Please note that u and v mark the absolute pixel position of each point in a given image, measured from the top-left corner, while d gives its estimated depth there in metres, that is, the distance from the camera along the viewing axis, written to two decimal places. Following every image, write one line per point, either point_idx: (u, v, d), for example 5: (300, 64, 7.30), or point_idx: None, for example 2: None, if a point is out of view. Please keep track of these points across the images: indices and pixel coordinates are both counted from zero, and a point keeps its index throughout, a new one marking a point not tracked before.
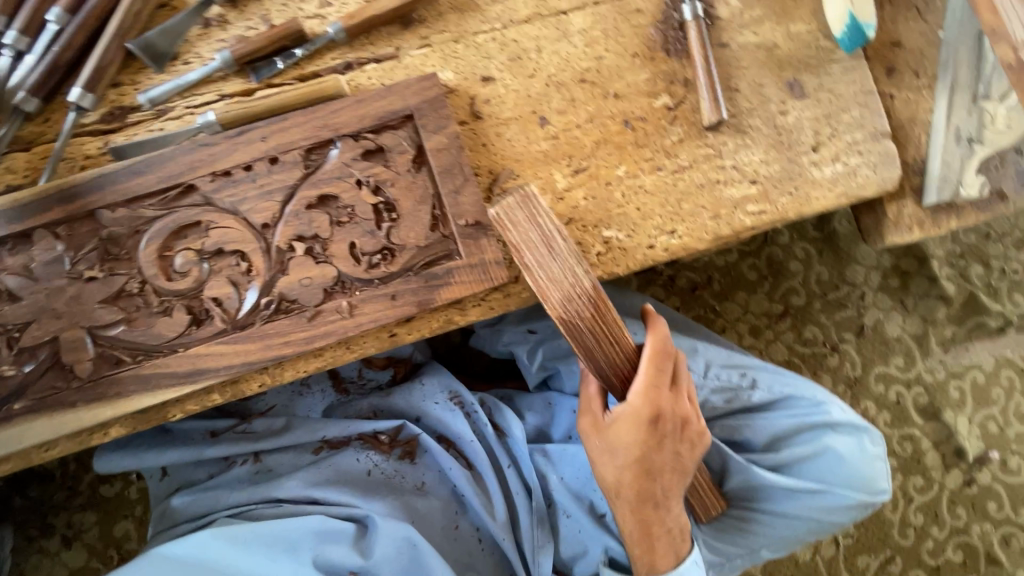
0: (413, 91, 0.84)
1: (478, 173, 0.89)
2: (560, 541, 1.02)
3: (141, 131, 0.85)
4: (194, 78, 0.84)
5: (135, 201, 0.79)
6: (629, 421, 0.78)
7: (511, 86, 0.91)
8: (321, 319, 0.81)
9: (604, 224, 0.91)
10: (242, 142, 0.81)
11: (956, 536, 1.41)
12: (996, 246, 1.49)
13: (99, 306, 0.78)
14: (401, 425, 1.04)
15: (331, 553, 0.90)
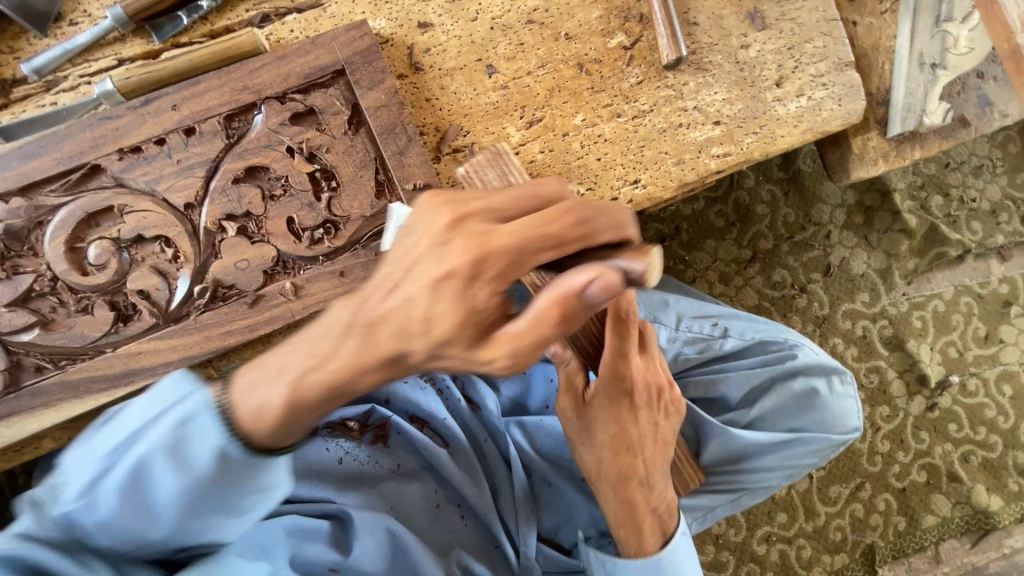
0: (341, 43, 0.75)
1: (424, 131, 0.82)
2: (542, 510, 1.02)
3: (31, 108, 0.74)
4: (85, 41, 0.73)
5: (33, 189, 0.70)
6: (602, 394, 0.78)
7: (452, 32, 0.83)
8: (264, 304, 0.74)
9: (564, 178, 0.85)
10: (150, 113, 0.71)
11: (920, 459, 1.48)
12: (954, 175, 1.49)
13: (7, 311, 0.69)
14: (369, 409, 1.01)
15: (308, 550, 0.89)
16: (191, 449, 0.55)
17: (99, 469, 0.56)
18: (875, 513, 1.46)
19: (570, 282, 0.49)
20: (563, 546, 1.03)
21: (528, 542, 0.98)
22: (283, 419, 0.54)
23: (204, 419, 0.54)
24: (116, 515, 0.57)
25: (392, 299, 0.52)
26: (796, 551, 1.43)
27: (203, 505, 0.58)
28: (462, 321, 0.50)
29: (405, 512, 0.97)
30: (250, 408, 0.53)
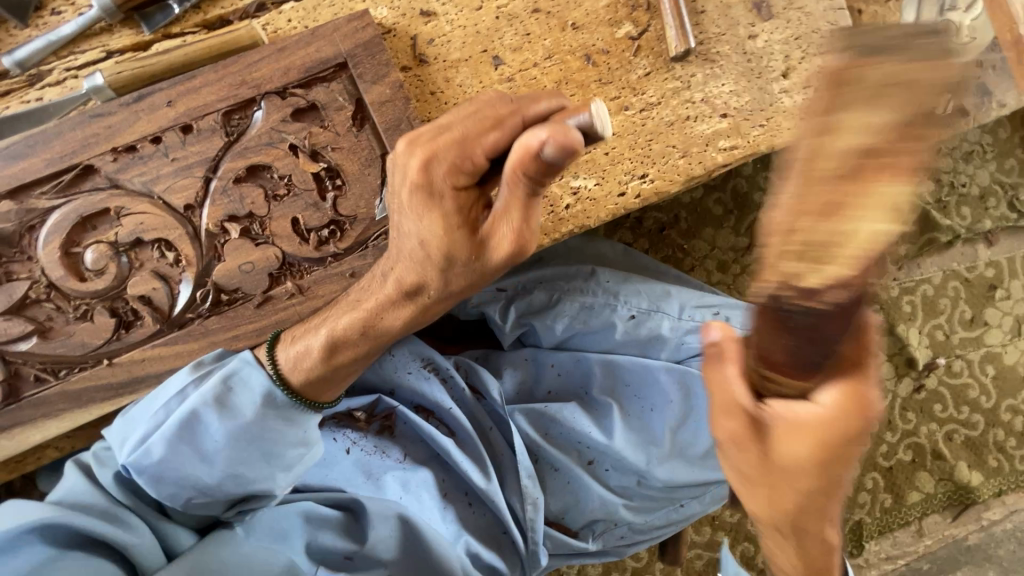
0: (343, 34, 0.73)
1: (430, 126, 0.80)
2: (550, 496, 1.02)
3: (14, 103, 0.70)
4: (70, 32, 0.69)
5: (24, 190, 0.67)
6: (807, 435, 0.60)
7: (457, 22, 0.80)
8: (271, 306, 0.72)
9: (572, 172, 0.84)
10: (145, 110, 0.68)
11: (907, 438, 1.48)
12: (946, 161, 1.51)
13: (3, 319, 0.67)
14: (375, 399, 1.01)
15: (322, 538, 0.91)
16: (238, 398, 0.69)
17: (158, 421, 0.68)
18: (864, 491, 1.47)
19: (524, 142, 0.51)
20: (571, 529, 1.04)
21: (537, 529, 0.99)
22: (322, 359, 0.70)
23: (249, 373, 0.70)
24: (171, 461, 0.69)
25: (405, 236, 0.63)
26: None
27: (249, 449, 0.70)
28: (453, 228, 0.59)
29: (415, 501, 0.97)
30: (296, 352, 0.70)
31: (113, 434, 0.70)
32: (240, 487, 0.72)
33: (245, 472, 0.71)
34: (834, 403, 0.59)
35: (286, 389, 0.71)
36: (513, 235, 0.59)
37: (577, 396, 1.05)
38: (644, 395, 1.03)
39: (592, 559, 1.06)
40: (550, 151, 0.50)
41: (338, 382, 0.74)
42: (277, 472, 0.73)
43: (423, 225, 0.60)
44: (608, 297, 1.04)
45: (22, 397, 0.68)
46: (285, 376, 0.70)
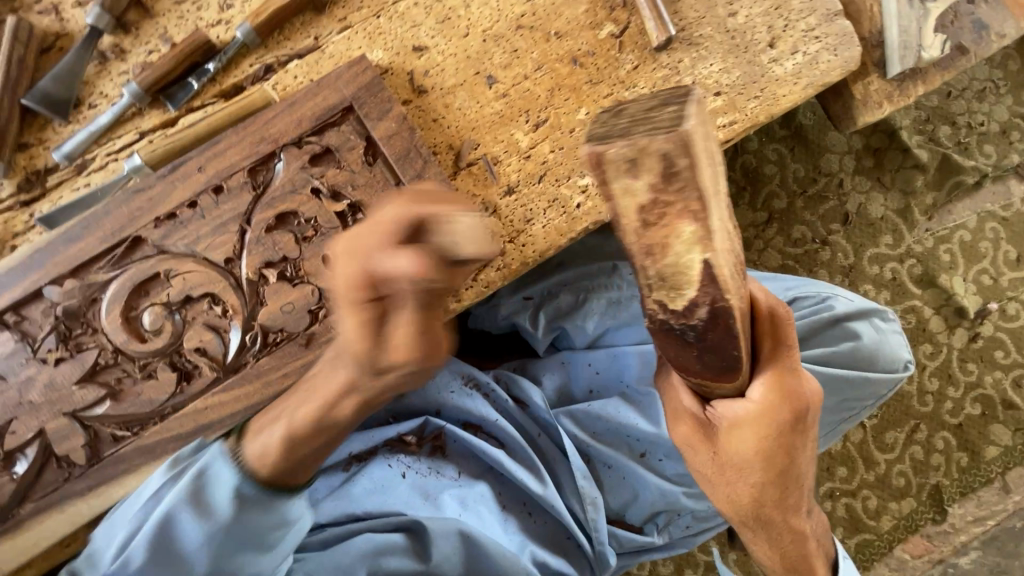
0: (346, 80, 0.79)
1: (438, 151, 0.84)
2: (607, 493, 1.03)
3: (66, 192, 0.77)
4: (106, 120, 0.77)
5: (84, 269, 0.73)
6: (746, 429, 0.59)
7: (447, 51, 0.85)
8: (316, 342, 0.76)
9: (579, 172, 0.86)
10: (180, 179, 0.75)
11: (972, 392, 1.46)
12: (958, 103, 1.48)
13: (77, 388, 0.73)
14: (423, 422, 1.04)
15: (389, 563, 0.94)
16: (208, 495, 0.71)
17: (139, 524, 0.72)
18: (935, 453, 1.45)
19: (382, 246, 0.44)
20: (634, 525, 1.03)
21: (600, 530, 0.99)
22: (285, 450, 0.69)
23: (215, 469, 0.71)
24: (150, 565, 0.71)
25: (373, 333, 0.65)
26: (862, 503, 1.43)
27: (226, 543, 0.72)
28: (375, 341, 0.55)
29: (476, 517, 0.97)
30: (260, 447, 0.70)
31: (102, 539, 0.74)
32: None
33: (229, 564, 0.73)
34: (767, 401, 0.58)
35: (253, 481, 0.71)
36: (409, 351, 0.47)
37: (618, 390, 1.06)
38: None
39: (661, 554, 1.04)
40: (416, 271, 0.43)
41: (309, 467, 0.73)
42: (258, 559, 0.75)
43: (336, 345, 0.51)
44: (634, 290, 1.07)
45: (103, 457, 0.73)
46: (253, 469, 0.71)
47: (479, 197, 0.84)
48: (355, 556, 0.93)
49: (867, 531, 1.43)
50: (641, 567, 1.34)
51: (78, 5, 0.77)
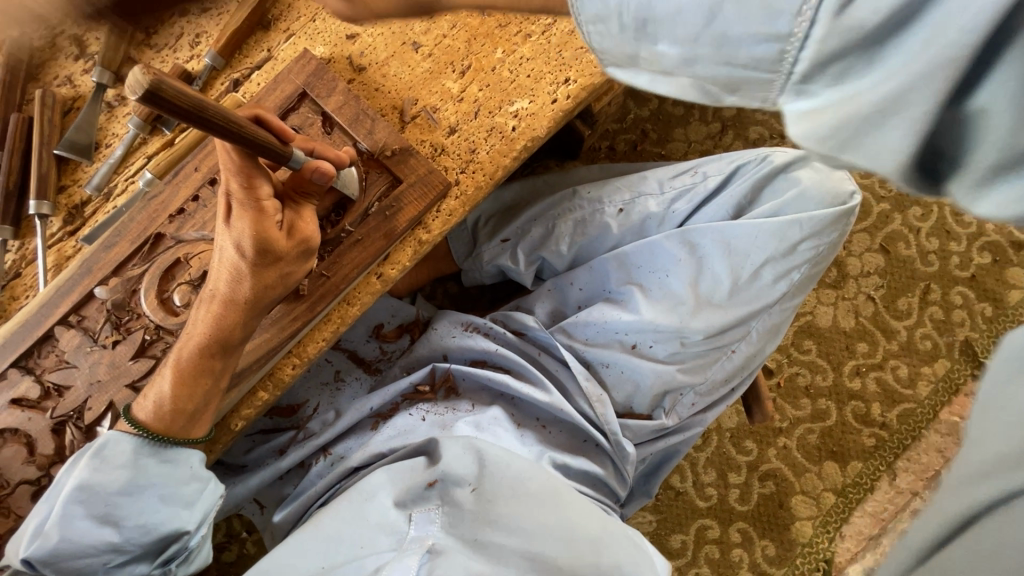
0: (296, 73, 0.95)
1: (385, 113, 0.99)
2: (611, 390, 1.09)
3: (100, 216, 0.95)
4: (120, 152, 0.95)
5: (122, 267, 0.90)
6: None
7: (375, 32, 1.00)
8: (312, 286, 0.89)
9: (507, 100, 0.99)
10: (182, 180, 0.91)
11: (976, 242, 1.46)
12: None
13: (133, 362, 0.88)
14: (432, 369, 1.14)
15: (409, 482, 0.98)
16: (115, 463, 0.80)
17: (56, 500, 0.79)
18: (956, 309, 1.44)
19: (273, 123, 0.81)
20: (644, 414, 1.10)
21: (611, 422, 1.06)
22: (174, 392, 0.81)
23: (119, 440, 0.81)
24: (71, 535, 0.78)
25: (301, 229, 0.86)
26: (892, 373, 1.42)
27: (145, 498, 0.82)
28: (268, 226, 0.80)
29: (493, 436, 1.05)
30: (151, 402, 0.83)
31: (25, 523, 0.81)
32: (150, 535, 0.83)
33: (147, 521, 0.83)
34: None
35: (151, 435, 0.82)
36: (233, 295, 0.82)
37: (602, 297, 1.13)
38: (655, 266, 1.08)
39: (677, 436, 1.11)
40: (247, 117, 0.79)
41: (206, 415, 0.85)
42: (181, 510, 0.85)
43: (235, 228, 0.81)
44: (594, 205, 1.15)
45: None
46: (150, 425, 0.82)
47: (428, 141, 0.98)
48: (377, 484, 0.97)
49: (906, 401, 1.41)
50: (684, 479, 1.38)
51: (86, 73, 0.98)
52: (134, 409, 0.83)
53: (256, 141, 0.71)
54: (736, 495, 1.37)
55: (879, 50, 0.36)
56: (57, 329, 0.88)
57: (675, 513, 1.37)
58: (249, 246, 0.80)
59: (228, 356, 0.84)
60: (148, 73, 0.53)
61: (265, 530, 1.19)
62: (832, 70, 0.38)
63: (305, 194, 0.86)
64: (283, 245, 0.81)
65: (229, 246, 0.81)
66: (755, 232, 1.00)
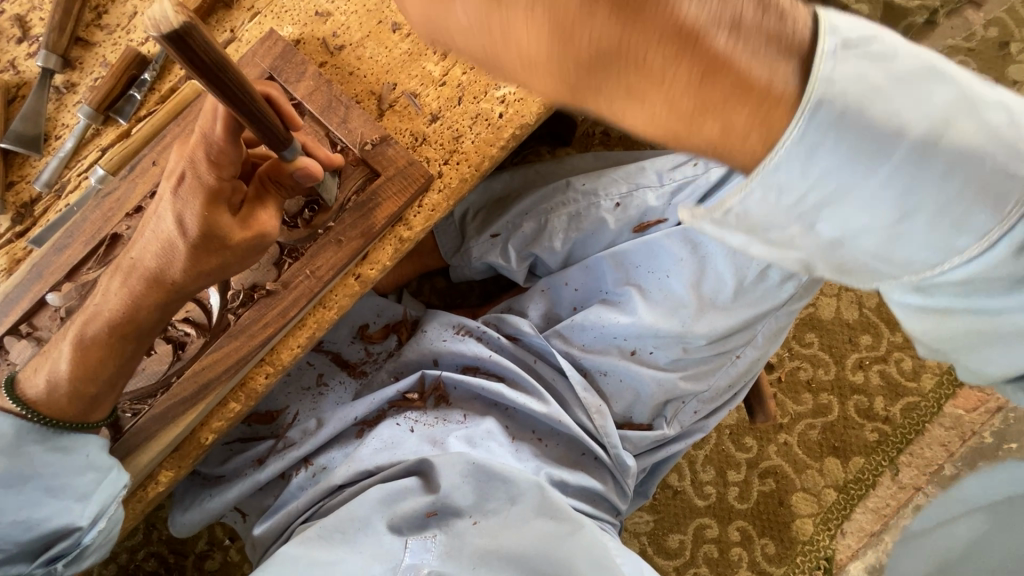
0: (262, 55, 0.87)
1: (361, 99, 0.91)
2: (610, 400, 1.04)
3: (52, 215, 0.87)
4: (71, 144, 0.87)
5: (75, 271, 0.82)
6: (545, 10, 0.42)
7: (348, 9, 0.92)
8: (285, 287, 0.83)
9: (494, 84, 0.91)
10: (140, 175, 0.84)
11: None
12: None
13: None
14: (421, 377, 1.08)
15: (402, 506, 0.94)
16: None
17: None
18: None
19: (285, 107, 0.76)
20: (644, 424, 1.05)
21: (610, 434, 1.02)
22: (67, 371, 0.75)
23: None
24: None
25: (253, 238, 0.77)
26: (896, 366, 1.38)
27: (29, 486, 0.74)
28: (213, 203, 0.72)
29: (487, 451, 1.00)
30: (43, 381, 0.76)
31: None
32: (29, 531, 0.74)
33: (28, 516, 0.74)
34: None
35: (40, 418, 0.76)
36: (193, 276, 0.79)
37: (599, 298, 1.07)
38: (655, 266, 1.02)
39: (678, 445, 1.06)
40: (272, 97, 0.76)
41: (106, 398, 0.78)
42: (70, 502, 0.76)
43: (182, 206, 0.72)
44: (590, 197, 1.08)
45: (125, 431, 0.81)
46: (40, 408, 0.76)
47: (408, 130, 0.90)
48: (368, 507, 0.92)
49: (910, 394, 1.37)
50: (682, 477, 1.34)
51: (30, 57, 0.89)
52: (19, 384, 0.77)
53: (265, 123, 0.64)
54: (735, 493, 1.34)
55: (1022, 283, 0.45)
56: (7, 339, 0.81)
57: (672, 512, 1.33)
58: (191, 224, 0.72)
59: (136, 337, 0.76)
60: (181, 14, 0.47)
61: (245, 540, 1.14)
62: (970, 289, 0.46)
63: (279, 184, 0.76)
64: (233, 234, 0.73)
65: (171, 220, 0.73)
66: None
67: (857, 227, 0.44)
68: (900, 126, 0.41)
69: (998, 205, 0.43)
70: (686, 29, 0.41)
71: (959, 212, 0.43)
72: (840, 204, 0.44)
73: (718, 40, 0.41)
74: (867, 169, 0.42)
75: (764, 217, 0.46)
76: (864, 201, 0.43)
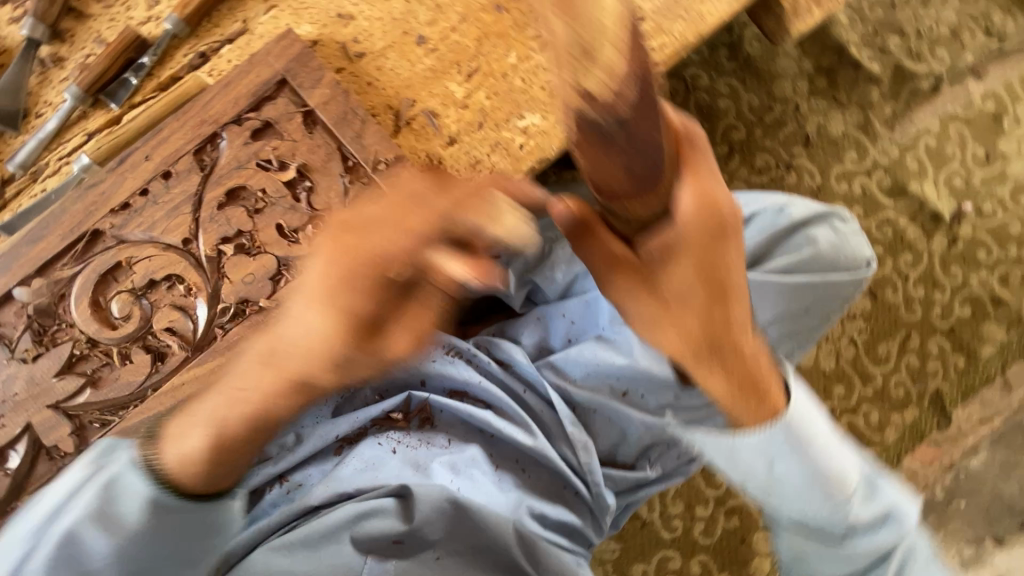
0: (276, 55, 0.81)
1: (377, 113, 0.87)
2: (597, 438, 1.04)
3: (25, 200, 0.80)
4: (53, 126, 0.80)
5: (47, 266, 0.76)
6: (686, 250, 0.62)
7: (373, 15, 0.87)
8: (278, 304, 0.78)
9: (516, 114, 0.88)
10: (129, 169, 0.77)
11: (959, 293, 1.47)
12: (904, 12, 1.49)
13: (57, 380, 0.75)
14: (407, 397, 1.06)
15: (373, 526, 0.93)
16: None
17: None
18: (931, 359, 1.45)
19: (440, 272, 0.62)
20: (627, 463, 1.05)
21: (594, 472, 1.01)
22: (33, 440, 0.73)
23: None
24: None
25: (297, 326, 0.65)
26: (864, 418, 1.43)
27: None
28: (344, 335, 0.64)
29: (469, 480, 0.99)
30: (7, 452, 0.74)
31: None
32: None
33: None
34: (685, 209, 0.59)
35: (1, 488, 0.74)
36: (413, 336, 0.65)
37: (594, 335, 1.06)
38: None
39: (659, 486, 1.07)
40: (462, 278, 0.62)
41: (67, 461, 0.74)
42: None
43: (312, 320, 0.64)
44: None
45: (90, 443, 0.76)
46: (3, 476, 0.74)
47: (423, 151, 0.87)
48: (337, 522, 0.92)
49: (874, 446, 1.42)
50: (651, 510, 1.36)
51: (12, 22, 0.81)
52: None
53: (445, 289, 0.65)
54: (700, 528, 1.36)
55: (860, 543, 0.79)
56: None
57: (638, 543, 1.35)
58: (316, 340, 0.64)
59: (194, 440, 0.68)
60: None
61: None
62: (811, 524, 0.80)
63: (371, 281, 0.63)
64: (340, 330, 0.63)
65: (305, 330, 0.64)
66: (762, 290, 0.90)
67: (755, 469, 0.78)
68: (794, 425, 0.75)
69: (837, 493, 0.77)
70: (719, 296, 0.66)
71: (815, 483, 0.77)
72: (749, 454, 0.77)
73: (731, 313, 0.68)
74: (770, 443, 0.75)
75: (711, 440, 0.78)
76: (763, 459, 0.77)
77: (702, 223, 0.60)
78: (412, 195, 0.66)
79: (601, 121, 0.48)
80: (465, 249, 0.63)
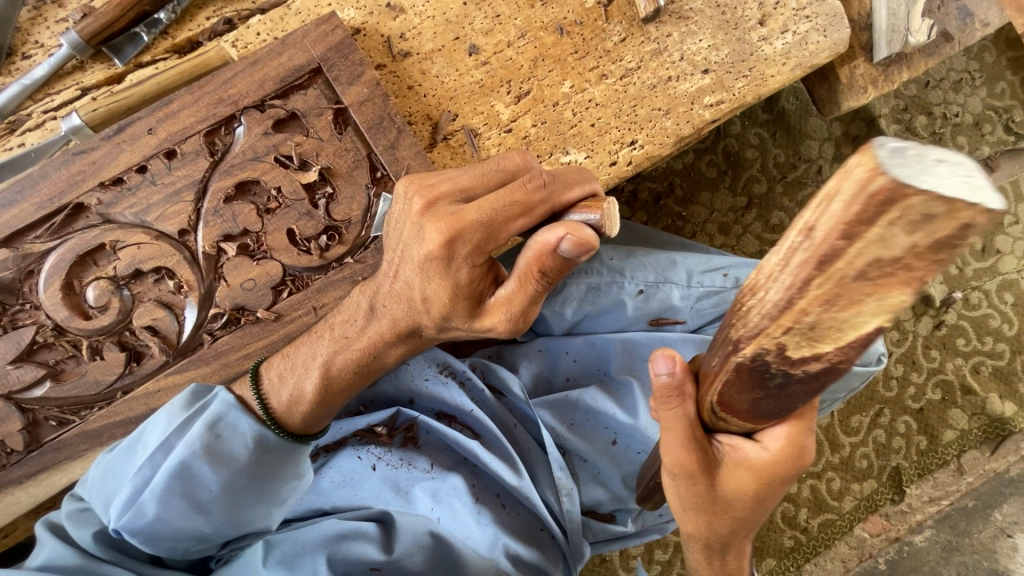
0: (313, 39, 0.73)
1: (414, 121, 0.81)
2: (581, 485, 1.02)
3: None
4: (43, 73, 0.73)
5: (19, 236, 0.69)
6: (747, 471, 0.63)
7: (425, 13, 0.81)
8: (281, 318, 0.73)
9: (561, 148, 0.83)
10: (128, 141, 0.70)
11: (933, 377, 1.49)
12: (935, 93, 1.49)
13: (13, 367, 0.69)
14: (395, 413, 0.99)
15: (350, 550, 0.88)
16: None
17: None
18: (897, 436, 1.47)
19: (538, 242, 0.55)
20: (606, 515, 1.04)
21: (575, 521, 0.98)
22: None
23: None
24: None
25: (399, 280, 0.64)
26: (826, 484, 1.46)
27: None
28: (459, 297, 0.61)
29: (449, 511, 0.94)
30: None
31: None
32: None
33: None
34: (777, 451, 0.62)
35: None
36: (508, 321, 0.62)
37: (597, 379, 1.04)
38: None
39: (633, 541, 1.06)
40: (567, 247, 0.54)
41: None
42: None
43: (430, 286, 0.61)
44: (614, 275, 1.01)
45: (42, 442, 0.71)
46: None
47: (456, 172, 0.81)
48: (314, 541, 0.88)
49: (830, 511, 1.46)
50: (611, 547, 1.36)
51: None
52: None
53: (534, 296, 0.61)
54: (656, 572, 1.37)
55: None
56: None
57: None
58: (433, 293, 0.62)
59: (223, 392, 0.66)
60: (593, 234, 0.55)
61: None
62: None
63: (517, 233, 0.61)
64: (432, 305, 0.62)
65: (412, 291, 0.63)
66: None
67: None
68: None
69: None
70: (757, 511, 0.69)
71: None
72: None
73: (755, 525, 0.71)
74: None
75: None
76: None
77: (776, 468, 0.62)
78: (518, 169, 0.64)
79: (772, 368, 0.45)
80: (595, 201, 0.60)
